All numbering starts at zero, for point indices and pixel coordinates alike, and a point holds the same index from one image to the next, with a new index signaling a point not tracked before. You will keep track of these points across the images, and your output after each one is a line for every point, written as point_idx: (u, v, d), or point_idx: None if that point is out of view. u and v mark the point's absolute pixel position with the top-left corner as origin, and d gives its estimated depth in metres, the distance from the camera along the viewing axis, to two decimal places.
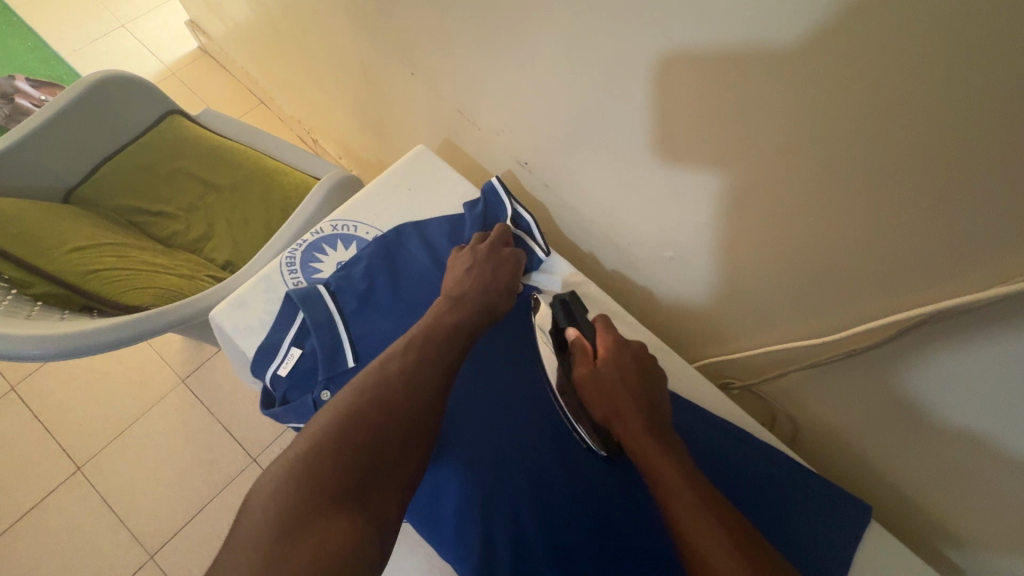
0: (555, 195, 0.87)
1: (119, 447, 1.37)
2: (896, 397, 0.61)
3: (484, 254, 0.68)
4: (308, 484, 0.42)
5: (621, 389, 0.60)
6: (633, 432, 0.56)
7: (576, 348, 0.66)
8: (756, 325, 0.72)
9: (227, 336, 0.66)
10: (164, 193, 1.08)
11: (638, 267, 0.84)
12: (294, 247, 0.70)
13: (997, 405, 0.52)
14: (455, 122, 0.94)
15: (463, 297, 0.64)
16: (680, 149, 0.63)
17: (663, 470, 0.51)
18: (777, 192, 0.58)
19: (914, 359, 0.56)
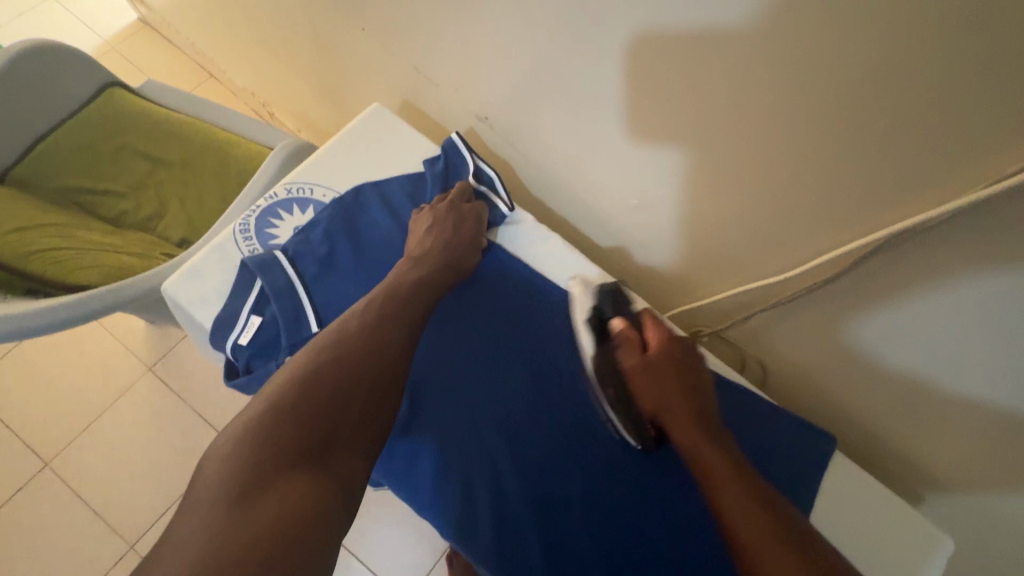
0: (519, 152, 0.85)
1: (88, 441, 1.33)
2: (856, 328, 0.62)
3: (445, 213, 0.66)
4: (265, 443, 0.42)
5: (672, 389, 0.56)
6: (686, 431, 0.52)
7: (622, 337, 0.60)
8: (722, 270, 0.72)
9: (183, 309, 0.63)
10: (109, 170, 1.02)
11: (605, 221, 0.83)
12: (248, 213, 0.67)
13: (949, 328, 0.54)
14: (413, 80, 0.91)
15: (426, 263, 0.62)
16: (639, 91, 0.62)
17: (716, 470, 0.48)
18: (735, 132, 0.57)
19: (871, 285, 0.57)
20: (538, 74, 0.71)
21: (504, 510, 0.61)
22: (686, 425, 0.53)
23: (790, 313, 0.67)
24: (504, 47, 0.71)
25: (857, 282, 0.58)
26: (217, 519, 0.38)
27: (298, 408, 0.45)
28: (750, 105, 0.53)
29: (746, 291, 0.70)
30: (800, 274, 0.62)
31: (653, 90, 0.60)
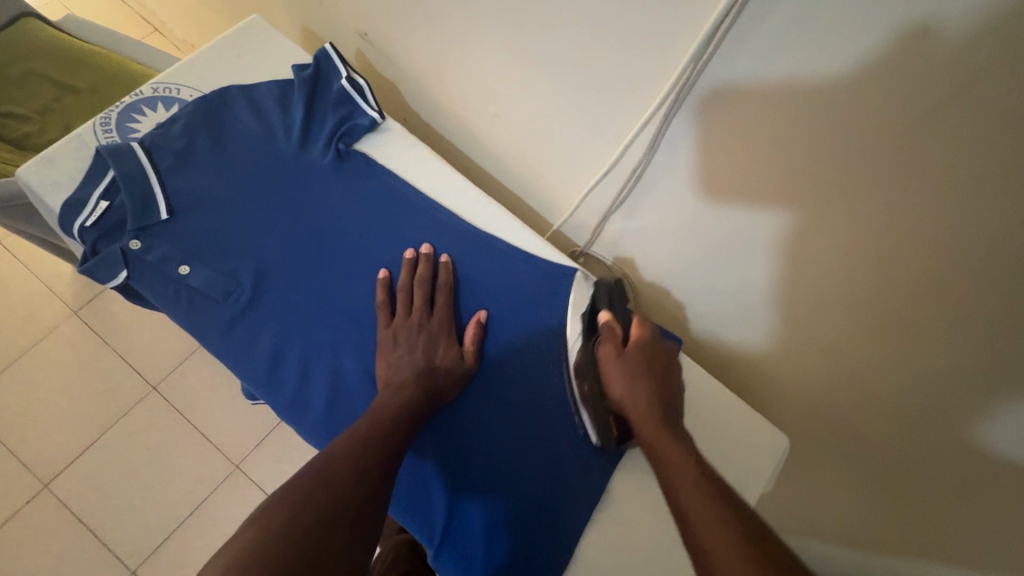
0: (400, 71, 0.86)
1: (8, 380, 1.33)
2: (684, 214, 0.66)
3: (428, 324, 0.62)
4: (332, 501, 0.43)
5: (641, 374, 0.56)
6: (646, 419, 0.53)
7: (606, 328, 0.61)
8: (589, 179, 0.74)
9: (34, 194, 0.63)
10: (16, 94, 1.02)
11: (485, 141, 0.84)
12: (110, 108, 0.67)
13: (742, 192, 0.58)
14: (303, 2, 0.90)
15: (406, 377, 0.57)
16: None
17: (668, 451, 0.49)
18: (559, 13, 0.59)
19: (679, 158, 0.61)
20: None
21: (340, 396, 0.60)
22: (651, 416, 0.53)
23: (639, 204, 0.71)
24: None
25: (676, 158, 0.61)
26: None
27: (308, 523, 0.41)
28: None
29: (597, 189, 0.73)
30: (626, 151, 0.65)
31: None
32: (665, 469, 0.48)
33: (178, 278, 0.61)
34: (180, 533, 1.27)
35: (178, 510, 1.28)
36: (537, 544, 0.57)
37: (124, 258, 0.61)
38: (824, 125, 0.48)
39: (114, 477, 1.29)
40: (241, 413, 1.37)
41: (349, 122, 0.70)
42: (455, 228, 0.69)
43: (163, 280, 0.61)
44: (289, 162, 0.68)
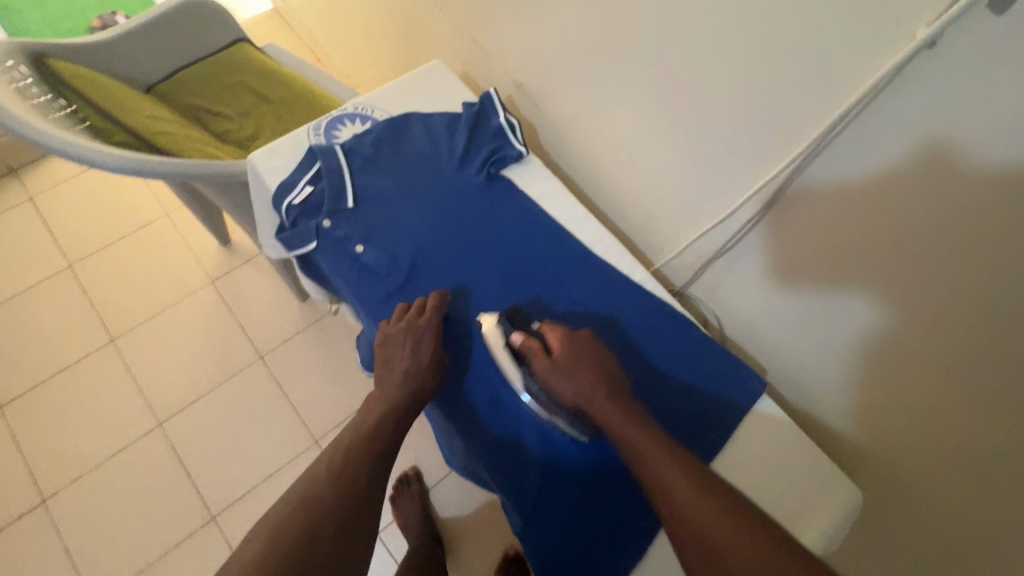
0: (544, 118, 1.01)
1: (149, 328, 1.55)
2: (790, 267, 0.75)
3: (408, 327, 0.70)
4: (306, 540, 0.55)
5: (592, 387, 0.63)
6: (625, 433, 0.59)
7: (527, 348, 0.67)
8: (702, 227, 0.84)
9: (257, 174, 0.81)
10: (224, 98, 1.26)
11: (609, 183, 0.97)
12: (321, 118, 0.86)
13: (846, 254, 0.67)
14: (472, 54, 1.09)
15: (394, 380, 0.69)
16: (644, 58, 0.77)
17: (652, 465, 0.56)
18: (711, 85, 0.71)
19: (791, 218, 0.71)
20: (569, 44, 0.86)
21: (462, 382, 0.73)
22: (623, 428, 0.59)
23: (746, 255, 0.80)
24: (545, 20, 0.87)
25: (787, 214, 0.72)
26: None
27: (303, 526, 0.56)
28: (726, 61, 0.67)
29: (703, 233, 0.84)
30: (739, 206, 0.76)
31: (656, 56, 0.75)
32: (656, 485, 0.54)
33: (354, 254, 0.76)
34: (257, 491, 1.40)
35: (263, 469, 1.43)
36: (579, 522, 0.66)
37: (317, 234, 0.77)
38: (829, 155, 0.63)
39: (214, 429, 1.46)
40: (329, 395, 1.52)
41: (501, 151, 0.84)
42: (579, 249, 0.80)
43: (342, 254, 0.77)
44: (448, 177, 0.83)
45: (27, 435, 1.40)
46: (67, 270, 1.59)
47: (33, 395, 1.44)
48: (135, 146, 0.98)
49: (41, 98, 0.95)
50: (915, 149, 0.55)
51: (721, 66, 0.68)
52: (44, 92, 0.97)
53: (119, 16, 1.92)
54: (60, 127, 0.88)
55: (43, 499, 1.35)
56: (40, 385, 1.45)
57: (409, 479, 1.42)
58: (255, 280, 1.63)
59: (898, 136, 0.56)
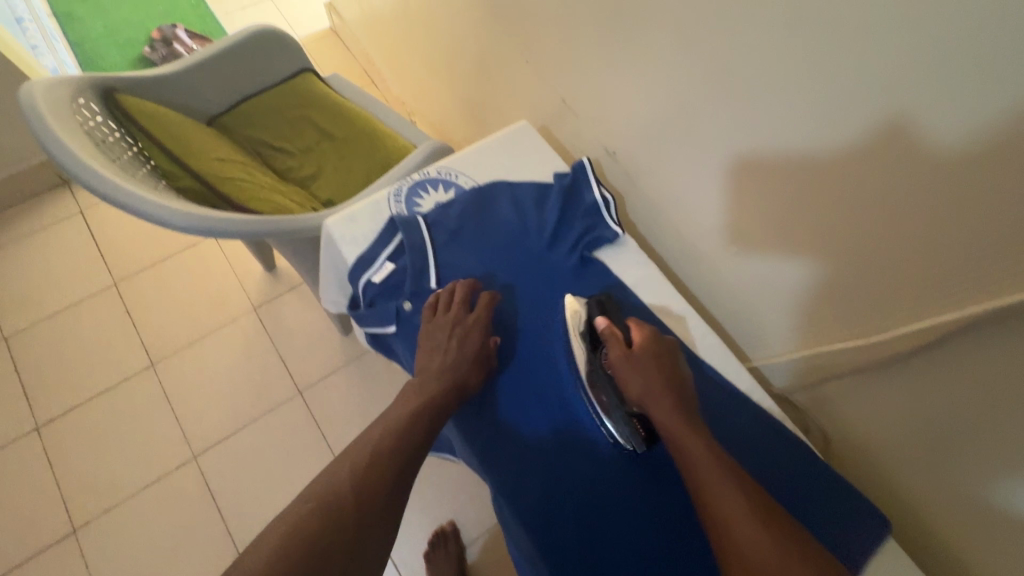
0: (637, 187, 0.93)
1: (189, 354, 1.51)
2: (930, 413, 0.64)
3: (461, 318, 0.68)
4: (352, 503, 0.52)
5: (658, 383, 0.61)
6: (679, 425, 0.58)
7: (609, 335, 0.66)
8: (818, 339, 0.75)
9: (332, 241, 0.76)
10: (287, 133, 1.22)
11: (706, 265, 0.89)
12: (403, 181, 0.80)
13: (1007, 427, 0.56)
14: (558, 110, 1.01)
15: (433, 373, 0.66)
16: (766, 153, 0.68)
17: (700, 460, 0.55)
18: (849, 201, 0.62)
19: (940, 365, 0.61)
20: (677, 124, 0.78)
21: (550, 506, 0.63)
22: (678, 420, 0.58)
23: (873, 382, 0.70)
24: (653, 94, 0.79)
25: (940, 360, 0.60)
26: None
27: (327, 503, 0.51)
28: (876, 179, 0.58)
29: (830, 350, 0.73)
30: (887, 338, 0.64)
31: (783, 155, 0.66)
32: (700, 480, 0.54)
33: None
34: None
35: None
36: None
37: (396, 316, 0.71)
38: (804, 123, 0.62)
39: (248, 466, 1.41)
40: None
41: (596, 232, 0.77)
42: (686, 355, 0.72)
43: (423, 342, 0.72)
44: (537, 257, 0.76)
45: (63, 458, 1.38)
46: (113, 287, 1.57)
47: (72, 416, 1.42)
48: (199, 191, 0.94)
49: (110, 137, 0.91)
50: (890, 122, 0.54)
51: (869, 190, 0.59)
52: (113, 130, 0.94)
53: (179, 29, 1.91)
54: (128, 175, 0.84)
55: (74, 528, 1.32)
56: (78, 406, 1.43)
57: (445, 536, 1.34)
58: (299, 310, 1.59)
59: (870, 108, 0.55)
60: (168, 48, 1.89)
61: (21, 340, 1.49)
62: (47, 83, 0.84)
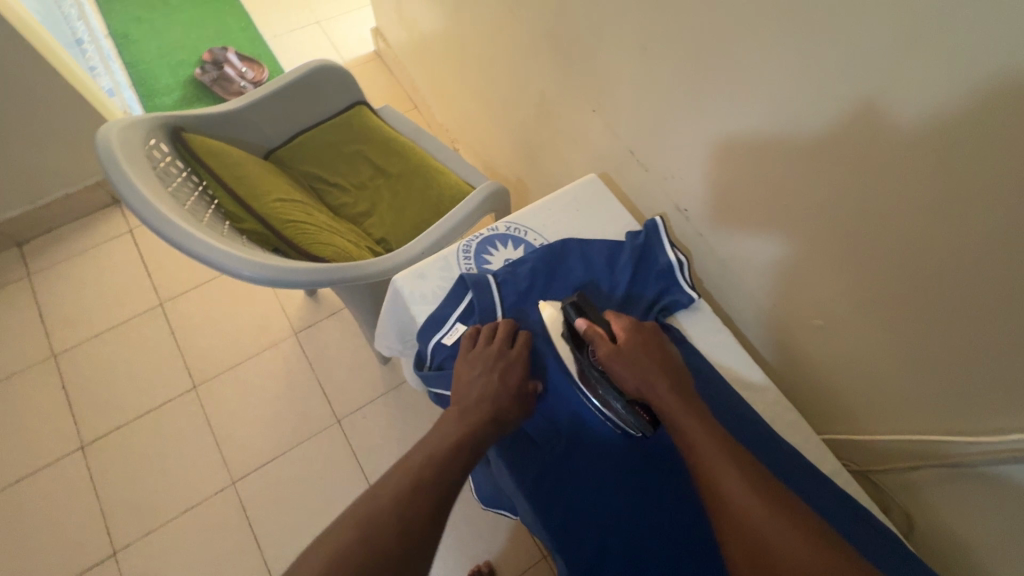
0: (707, 246, 0.90)
1: (231, 377, 1.52)
2: None
3: (508, 354, 0.68)
4: (403, 505, 0.52)
5: (649, 369, 0.64)
6: (672, 407, 0.61)
7: (591, 335, 0.68)
8: (916, 423, 0.71)
9: (402, 298, 0.76)
10: (341, 169, 1.22)
11: (779, 330, 0.85)
12: (472, 238, 0.80)
13: None
14: (622, 161, 0.98)
15: (477, 403, 0.64)
16: (868, 231, 0.64)
17: (694, 436, 0.58)
18: (970, 293, 0.57)
19: None
20: (763, 195, 0.76)
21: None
22: (673, 402, 0.61)
23: (977, 479, 0.65)
24: (739, 156, 0.76)
25: None
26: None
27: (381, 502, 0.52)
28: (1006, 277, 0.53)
29: (926, 441, 0.69)
30: (1001, 445, 0.60)
31: (890, 235, 0.62)
32: (699, 458, 0.56)
33: None
34: None
35: None
36: None
37: None
38: (918, 210, 0.57)
39: (286, 495, 1.40)
40: None
41: (670, 296, 0.75)
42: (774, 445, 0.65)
43: None
44: None
45: (105, 480, 1.38)
46: (158, 308, 1.59)
47: (115, 437, 1.43)
48: (261, 234, 0.94)
49: (178, 178, 0.92)
50: (850, 107, 0.59)
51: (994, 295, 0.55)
52: (180, 170, 0.95)
53: (230, 52, 1.95)
54: (196, 219, 0.84)
55: (114, 551, 1.31)
56: (120, 428, 1.44)
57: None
58: (339, 337, 1.59)
59: (853, 110, 0.59)
60: (218, 70, 1.93)
61: (70, 358, 1.51)
62: (123, 126, 0.86)
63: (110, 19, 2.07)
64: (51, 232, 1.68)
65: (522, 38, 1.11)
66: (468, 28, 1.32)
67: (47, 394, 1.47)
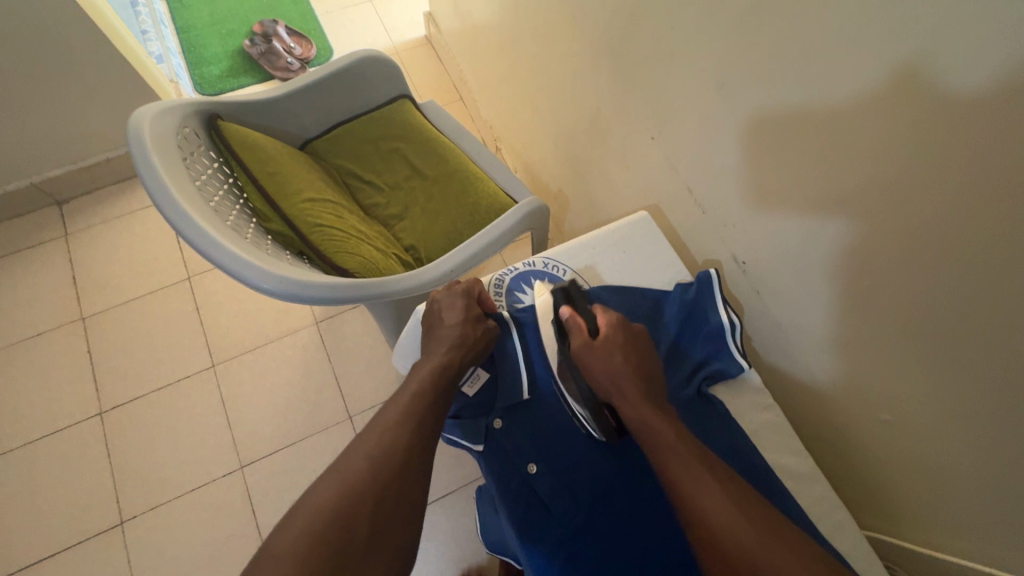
0: (763, 305, 0.82)
1: (249, 360, 1.51)
2: None
3: (445, 294, 0.71)
4: (368, 486, 0.54)
5: (616, 365, 0.59)
6: (635, 406, 0.56)
7: (573, 324, 0.65)
8: (984, 549, 0.63)
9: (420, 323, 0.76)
10: (378, 167, 1.17)
11: (833, 409, 0.77)
12: (505, 272, 0.76)
13: None
14: (679, 197, 0.91)
15: (443, 344, 0.66)
16: (958, 331, 0.55)
17: (663, 438, 0.53)
18: None
19: None
20: (836, 268, 0.67)
21: None
22: (639, 404, 0.56)
23: None
24: (811, 220, 0.68)
25: None
26: (291, 563, 0.48)
27: (348, 482, 0.54)
28: None
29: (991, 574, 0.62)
30: None
31: (986, 342, 0.53)
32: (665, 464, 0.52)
33: (525, 475, 0.63)
34: None
35: None
36: None
37: (483, 434, 0.64)
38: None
39: (288, 486, 1.38)
40: None
41: (718, 363, 0.68)
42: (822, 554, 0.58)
43: (511, 468, 0.63)
44: None
45: (118, 448, 1.40)
46: (185, 282, 1.59)
47: (132, 407, 1.44)
48: (286, 237, 0.90)
49: (208, 169, 0.89)
50: (942, 168, 0.51)
51: None
52: (212, 160, 0.92)
53: (279, 26, 1.91)
54: (221, 220, 0.81)
55: (120, 520, 1.32)
56: (138, 398, 1.45)
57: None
58: (360, 331, 1.56)
59: (959, 195, 0.50)
60: (266, 44, 1.90)
61: (97, 323, 1.53)
62: (159, 110, 0.83)
63: None
64: (91, 194, 1.70)
65: (582, 48, 1.03)
66: (525, 28, 1.25)
67: (73, 356, 1.49)
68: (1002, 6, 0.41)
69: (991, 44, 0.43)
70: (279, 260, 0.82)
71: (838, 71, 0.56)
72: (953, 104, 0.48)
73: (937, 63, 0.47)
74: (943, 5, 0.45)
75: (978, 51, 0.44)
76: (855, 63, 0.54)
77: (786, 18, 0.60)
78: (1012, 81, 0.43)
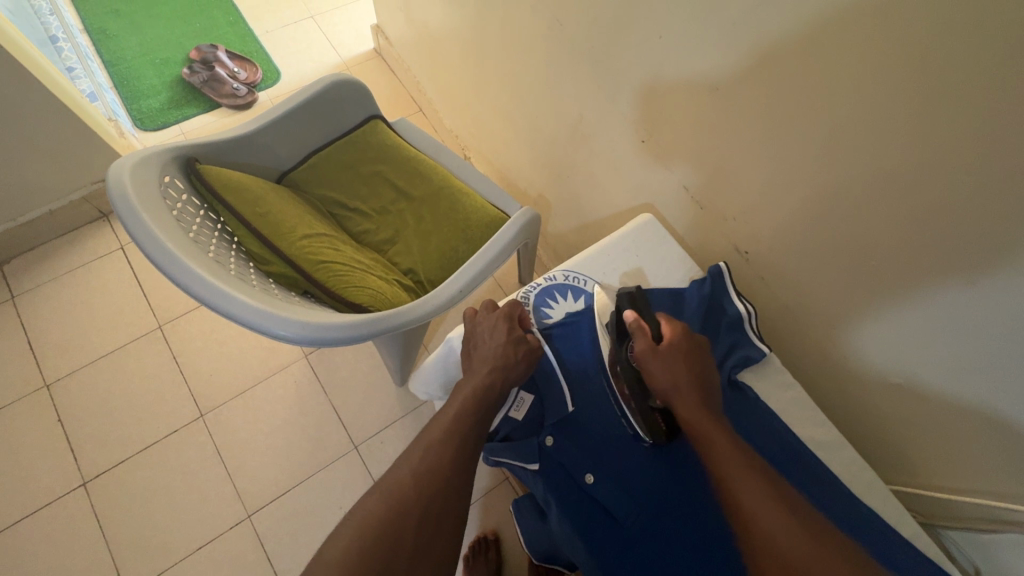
0: (769, 290, 0.87)
1: (240, 403, 1.45)
2: None
3: (487, 317, 0.72)
4: (414, 504, 0.54)
5: (678, 373, 0.62)
6: (691, 411, 0.59)
7: (635, 327, 0.66)
8: (991, 485, 0.70)
9: (449, 348, 0.76)
10: (361, 192, 1.15)
11: (844, 377, 0.83)
12: (529, 288, 0.78)
13: None
14: (675, 196, 0.94)
15: (487, 365, 0.67)
16: (956, 295, 0.61)
17: (716, 444, 0.56)
18: None
19: None
20: (839, 252, 0.72)
21: None
22: (699, 412, 0.59)
23: None
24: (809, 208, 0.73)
25: None
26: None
27: (394, 501, 0.54)
28: None
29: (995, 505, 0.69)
30: None
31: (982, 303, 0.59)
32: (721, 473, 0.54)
33: (584, 485, 0.65)
34: None
35: None
36: None
37: (537, 452, 0.66)
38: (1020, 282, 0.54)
39: (302, 526, 1.34)
40: None
41: (742, 351, 0.72)
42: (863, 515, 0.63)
43: (569, 480, 0.66)
44: None
45: (110, 517, 1.31)
46: (157, 332, 1.50)
47: (117, 472, 1.35)
48: (288, 277, 0.87)
49: (196, 217, 0.85)
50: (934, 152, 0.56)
51: None
52: (197, 207, 0.88)
53: (220, 51, 1.82)
54: (223, 268, 0.78)
55: None
56: (123, 462, 1.36)
57: (487, 544, 1.28)
58: (354, 359, 1.53)
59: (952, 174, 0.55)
60: (208, 71, 1.81)
61: (64, 388, 1.42)
62: (138, 161, 0.78)
63: (86, 11, 1.91)
64: (35, 250, 1.57)
65: (557, 57, 1.05)
66: (490, 39, 1.25)
67: (41, 427, 1.38)
68: (982, 7, 0.46)
69: (976, 41, 0.48)
70: (289, 303, 0.80)
71: (827, 70, 0.61)
72: (944, 96, 0.52)
73: (924, 60, 0.52)
74: (930, 9, 0.49)
75: (965, 47, 0.49)
76: (850, 66, 0.58)
77: (772, 23, 0.64)
78: (995, 72, 0.48)
